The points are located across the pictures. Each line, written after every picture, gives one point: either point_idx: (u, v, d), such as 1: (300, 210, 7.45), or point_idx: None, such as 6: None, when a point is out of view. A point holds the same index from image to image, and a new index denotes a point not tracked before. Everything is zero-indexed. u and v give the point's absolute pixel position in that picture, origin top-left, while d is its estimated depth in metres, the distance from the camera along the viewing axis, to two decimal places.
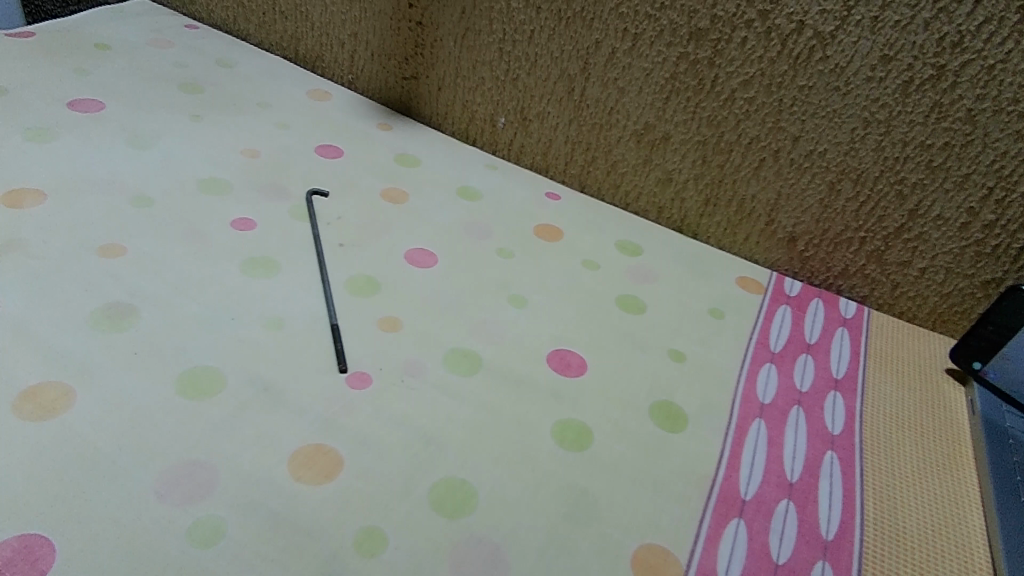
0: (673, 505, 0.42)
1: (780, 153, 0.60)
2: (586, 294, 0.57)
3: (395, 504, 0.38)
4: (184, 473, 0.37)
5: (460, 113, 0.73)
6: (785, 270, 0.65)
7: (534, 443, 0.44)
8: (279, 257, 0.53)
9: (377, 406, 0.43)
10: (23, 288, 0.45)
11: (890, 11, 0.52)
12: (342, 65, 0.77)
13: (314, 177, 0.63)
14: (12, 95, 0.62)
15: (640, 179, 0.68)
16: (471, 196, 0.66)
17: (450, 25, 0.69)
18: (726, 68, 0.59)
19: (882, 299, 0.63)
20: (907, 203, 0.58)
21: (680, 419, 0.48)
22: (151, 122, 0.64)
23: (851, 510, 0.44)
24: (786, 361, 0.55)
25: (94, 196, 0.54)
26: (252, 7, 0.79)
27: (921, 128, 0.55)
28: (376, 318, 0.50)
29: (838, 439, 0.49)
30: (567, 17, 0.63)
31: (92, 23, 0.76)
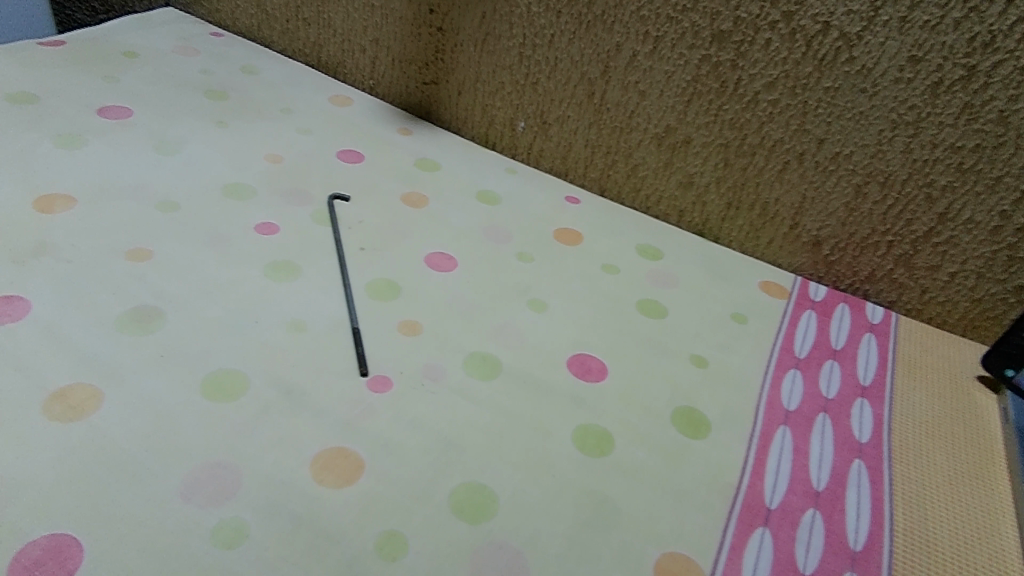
0: (695, 512, 0.41)
1: (805, 156, 0.59)
2: (606, 298, 0.57)
3: (415, 508, 0.38)
4: (207, 475, 0.38)
5: (479, 117, 0.73)
6: (809, 274, 0.64)
7: (555, 448, 0.43)
8: (301, 261, 0.54)
9: (397, 410, 0.44)
10: (53, 291, 0.46)
11: (919, 11, 0.51)
12: (363, 71, 0.78)
13: (335, 181, 0.63)
14: (43, 103, 0.63)
15: (661, 182, 0.67)
16: (491, 200, 0.66)
17: (470, 30, 0.69)
18: (749, 70, 0.58)
19: (910, 305, 0.61)
20: (937, 206, 0.56)
21: (702, 425, 0.47)
22: (177, 128, 0.65)
23: (880, 521, 0.43)
24: (812, 367, 0.54)
25: (121, 201, 0.55)
26: (275, 14, 0.80)
27: (951, 130, 0.53)
28: (396, 321, 0.50)
29: (866, 447, 0.48)
30: (588, 21, 0.63)
31: (120, 31, 0.78)
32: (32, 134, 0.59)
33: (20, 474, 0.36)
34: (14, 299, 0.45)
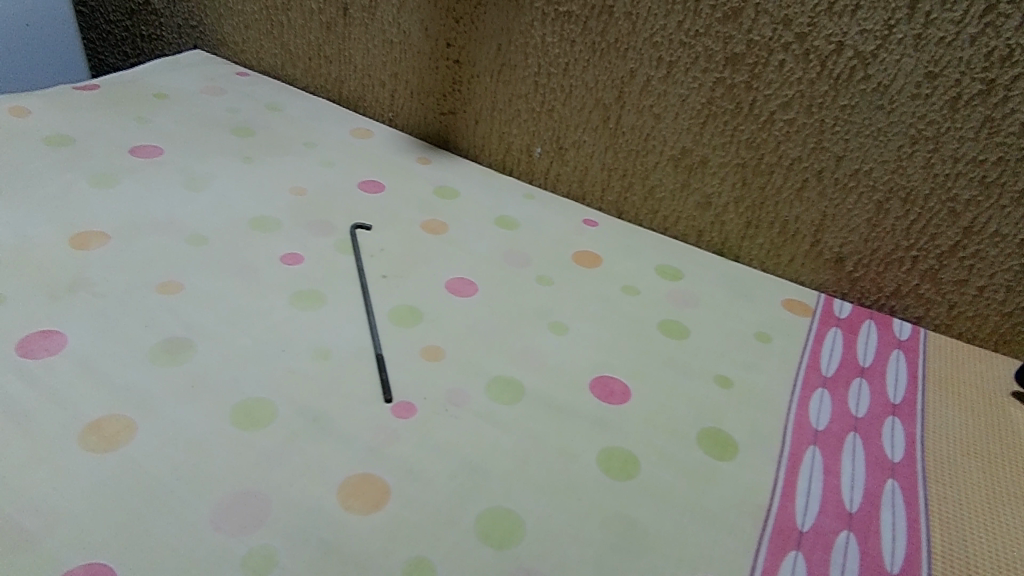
0: (726, 536, 0.41)
1: (824, 173, 0.59)
2: (627, 320, 0.57)
3: (442, 534, 0.38)
4: (237, 503, 0.38)
5: (496, 145, 0.75)
6: (834, 292, 0.64)
7: (580, 472, 0.43)
8: (325, 290, 0.55)
9: (422, 435, 0.44)
10: (89, 326, 0.48)
11: (934, 28, 0.51)
12: (382, 104, 0.80)
13: (358, 211, 0.65)
14: (79, 144, 0.66)
15: (679, 204, 0.68)
16: (509, 225, 0.67)
17: (487, 62, 0.71)
18: (764, 91, 0.59)
19: (938, 320, 0.60)
20: (961, 220, 0.56)
21: (729, 447, 0.46)
22: (205, 164, 0.67)
23: (917, 543, 0.42)
24: (839, 385, 0.53)
25: (153, 237, 0.57)
26: (298, 53, 0.82)
27: (972, 144, 0.53)
28: (419, 347, 0.50)
29: (899, 467, 0.47)
30: (601, 49, 0.64)
31: (150, 75, 0.81)
32: (69, 174, 0.62)
33: (57, 504, 0.37)
34: (52, 333, 0.47)
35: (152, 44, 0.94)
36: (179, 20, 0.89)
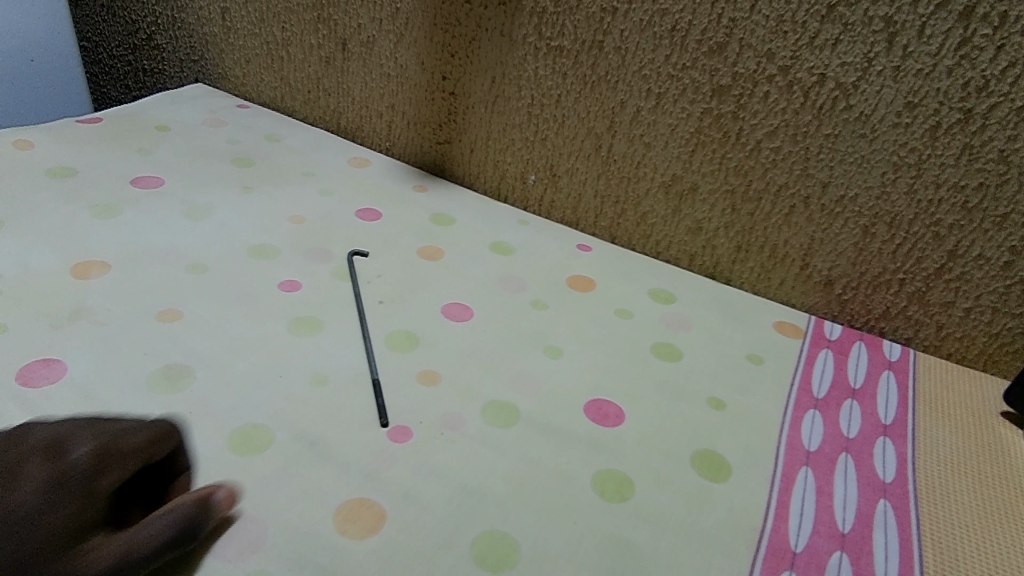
0: (720, 557, 0.41)
1: (810, 199, 0.61)
2: (621, 344, 0.57)
3: (438, 557, 0.39)
4: (235, 528, 0.39)
5: (491, 172, 0.76)
6: (824, 314, 0.65)
7: (576, 494, 0.44)
8: (323, 316, 0.55)
9: (419, 459, 0.44)
10: (89, 354, 0.48)
11: (912, 60, 0.53)
12: (380, 134, 0.82)
13: (355, 238, 0.66)
14: (82, 176, 0.67)
15: (670, 229, 0.69)
16: (504, 250, 0.68)
17: (481, 94, 0.72)
18: (750, 120, 0.61)
19: (927, 341, 0.62)
20: (945, 244, 0.57)
21: (722, 468, 0.47)
22: (205, 195, 0.68)
23: (909, 563, 0.42)
24: (831, 407, 0.54)
25: (154, 266, 0.58)
26: (297, 86, 0.85)
27: (953, 170, 0.55)
28: (415, 372, 0.51)
29: (891, 487, 0.47)
30: (592, 81, 0.66)
31: (152, 108, 0.83)
32: (71, 206, 0.63)
33: None
34: (53, 361, 0.47)
35: (155, 77, 0.97)
36: (181, 55, 0.92)
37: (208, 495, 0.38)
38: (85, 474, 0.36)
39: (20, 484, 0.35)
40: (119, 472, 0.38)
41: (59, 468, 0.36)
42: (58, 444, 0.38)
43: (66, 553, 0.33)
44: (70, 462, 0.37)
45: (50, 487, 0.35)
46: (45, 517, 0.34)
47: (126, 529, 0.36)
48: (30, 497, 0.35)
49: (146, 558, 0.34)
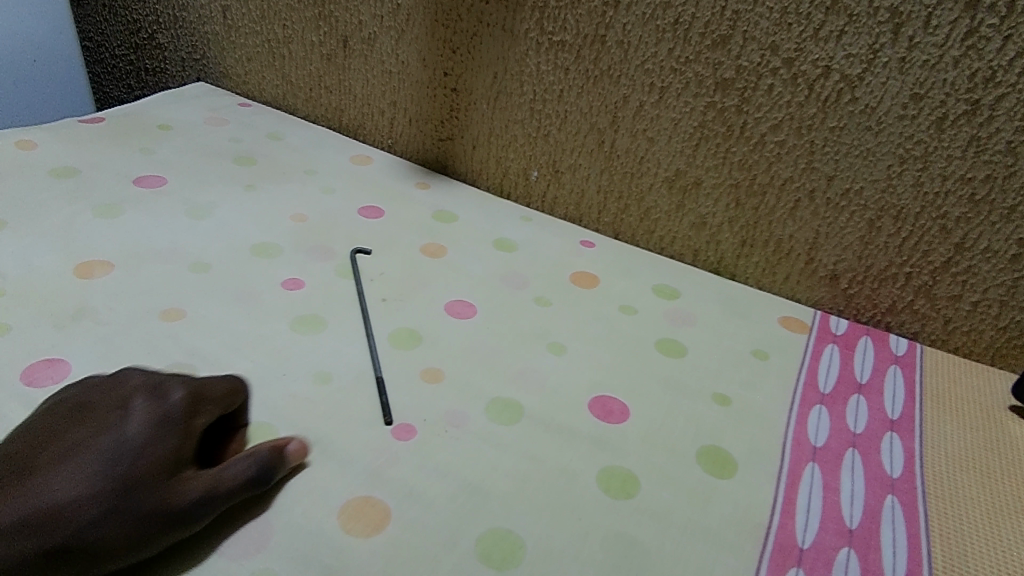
0: (726, 554, 0.41)
1: (815, 193, 0.60)
2: (626, 340, 0.57)
3: (442, 555, 0.39)
4: (238, 528, 0.39)
5: (494, 169, 0.76)
6: (830, 309, 0.64)
7: (580, 492, 0.43)
8: (325, 315, 0.55)
9: (422, 457, 0.44)
10: (93, 354, 0.48)
11: (918, 52, 0.52)
12: (382, 131, 0.81)
13: (358, 236, 0.66)
14: (84, 176, 0.67)
15: (674, 224, 0.69)
16: (507, 246, 0.68)
17: (483, 90, 0.72)
18: (754, 114, 0.60)
19: (934, 335, 0.61)
20: (952, 237, 0.57)
21: (728, 464, 0.47)
22: (207, 193, 0.68)
23: (918, 558, 0.42)
24: (837, 402, 0.53)
25: (157, 265, 0.58)
26: (299, 84, 0.84)
27: (960, 162, 0.54)
28: (419, 370, 0.51)
29: (898, 482, 0.47)
30: (594, 76, 0.66)
31: (154, 107, 0.83)
32: (74, 205, 0.63)
33: None
34: (56, 361, 0.47)
35: (156, 77, 0.97)
36: (183, 54, 0.92)
37: (282, 446, 0.41)
38: (182, 414, 0.40)
39: (127, 420, 0.39)
40: (206, 416, 0.41)
41: (159, 409, 0.40)
42: (157, 387, 0.41)
43: (164, 481, 0.37)
44: (169, 403, 0.40)
45: (152, 425, 0.39)
46: (149, 449, 0.37)
47: (210, 467, 0.39)
48: (135, 431, 0.38)
49: (229, 493, 0.38)
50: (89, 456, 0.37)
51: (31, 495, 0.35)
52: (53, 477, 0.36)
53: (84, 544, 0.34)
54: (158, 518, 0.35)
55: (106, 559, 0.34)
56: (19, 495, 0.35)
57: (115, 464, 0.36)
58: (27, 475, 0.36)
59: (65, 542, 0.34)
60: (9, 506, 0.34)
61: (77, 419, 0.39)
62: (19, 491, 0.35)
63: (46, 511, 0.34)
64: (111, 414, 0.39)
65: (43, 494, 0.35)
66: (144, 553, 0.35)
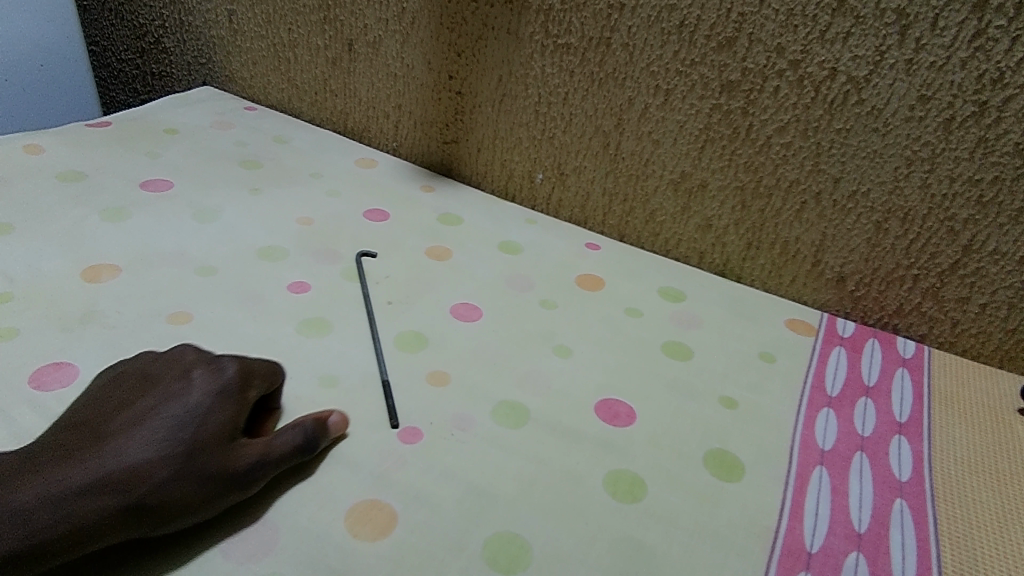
0: (734, 558, 0.41)
1: (822, 195, 0.60)
2: (631, 343, 0.57)
3: (449, 559, 0.38)
4: (246, 531, 0.39)
5: (499, 171, 0.76)
6: (836, 311, 0.64)
7: (587, 495, 0.43)
8: (331, 318, 0.55)
9: (428, 460, 0.44)
10: (100, 357, 0.49)
11: (925, 53, 0.52)
12: (387, 134, 0.82)
13: (363, 239, 0.66)
14: (91, 180, 0.68)
15: (679, 226, 0.69)
16: (512, 249, 0.68)
17: (488, 93, 0.72)
18: (760, 116, 0.60)
19: (942, 337, 0.61)
20: (960, 239, 0.56)
21: (735, 468, 0.47)
22: (214, 197, 0.68)
23: (927, 562, 0.41)
24: (845, 405, 0.53)
25: (164, 269, 0.58)
26: (304, 87, 0.85)
27: (967, 164, 0.54)
28: (425, 373, 0.51)
29: (907, 486, 0.47)
30: (599, 78, 0.66)
31: (161, 111, 0.83)
32: (81, 209, 0.63)
33: None
34: (64, 364, 0.47)
35: (163, 81, 0.97)
36: (189, 58, 0.92)
37: (324, 418, 0.44)
38: (237, 385, 0.43)
39: (189, 389, 0.41)
40: (257, 388, 0.44)
41: (217, 381, 0.42)
42: (212, 362, 0.44)
43: (227, 446, 0.39)
44: (225, 375, 0.43)
45: (212, 394, 0.41)
46: (210, 417, 0.40)
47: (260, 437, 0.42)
48: (196, 400, 0.40)
49: (282, 460, 0.40)
50: (154, 424, 0.39)
51: (102, 458, 0.36)
52: (123, 442, 0.38)
53: (155, 502, 0.36)
54: (221, 479, 0.38)
55: (174, 518, 0.36)
56: (95, 455, 0.37)
57: (180, 430, 0.39)
58: (96, 441, 0.38)
59: (137, 500, 0.35)
60: (82, 469, 0.36)
61: (139, 392, 0.41)
62: (89, 455, 0.37)
63: (118, 472, 0.36)
64: (174, 383, 0.42)
65: (114, 457, 0.36)
66: (208, 513, 0.37)
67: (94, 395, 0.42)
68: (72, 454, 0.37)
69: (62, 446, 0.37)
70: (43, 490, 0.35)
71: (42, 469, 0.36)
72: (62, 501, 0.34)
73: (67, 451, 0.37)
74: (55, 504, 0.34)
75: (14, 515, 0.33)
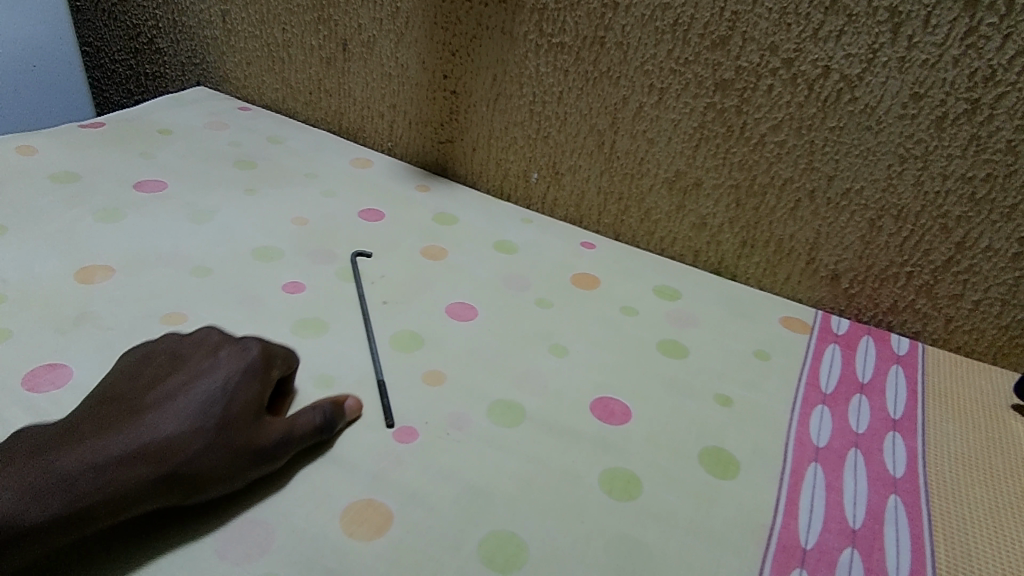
0: (730, 556, 0.41)
1: (816, 193, 0.60)
2: (627, 341, 0.57)
3: (445, 558, 0.39)
4: (242, 531, 0.39)
5: (494, 171, 0.76)
6: (831, 308, 0.64)
7: (583, 493, 0.43)
8: (327, 318, 0.55)
9: (425, 460, 0.44)
10: (94, 358, 0.48)
11: (917, 51, 0.52)
12: (381, 134, 0.82)
13: (358, 239, 0.66)
14: (84, 181, 0.67)
15: (674, 225, 0.69)
16: (508, 249, 0.68)
17: (483, 92, 0.72)
18: (754, 114, 0.60)
19: (936, 334, 0.61)
20: (953, 236, 0.57)
21: (731, 465, 0.47)
22: (208, 198, 0.68)
23: (921, 558, 0.42)
24: (839, 402, 0.53)
25: (158, 269, 0.58)
26: (298, 87, 0.84)
27: (960, 161, 0.54)
28: (420, 372, 0.51)
29: (901, 482, 0.47)
30: (594, 78, 0.66)
31: (155, 111, 0.83)
32: (74, 211, 0.63)
33: None
34: (58, 366, 0.47)
35: (156, 81, 0.97)
36: (182, 59, 0.92)
37: (341, 401, 0.46)
38: (262, 363, 0.44)
39: (219, 366, 0.43)
40: (279, 368, 0.46)
41: (245, 358, 0.44)
42: (237, 341, 0.45)
43: (257, 421, 0.41)
44: (250, 355, 0.44)
45: (239, 373, 0.43)
46: (238, 393, 0.42)
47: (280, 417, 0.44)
48: (225, 378, 0.42)
49: (306, 437, 0.43)
50: (188, 398, 0.40)
51: (139, 429, 0.38)
52: (157, 415, 0.39)
53: (192, 472, 0.38)
54: (249, 453, 0.40)
55: (209, 487, 0.38)
56: (132, 426, 0.38)
57: (212, 406, 0.40)
58: (131, 414, 0.39)
59: (177, 470, 0.37)
60: (121, 438, 0.37)
61: (168, 371, 0.43)
62: (127, 426, 0.38)
63: (155, 443, 0.37)
64: (204, 360, 0.43)
65: (153, 428, 0.38)
66: (237, 484, 0.39)
67: (123, 372, 0.43)
68: (108, 425, 0.38)
69: (98, 418, 0.39)
70: (84, 457, 0.35)
71: (82, 439, 0.37)
72: (104, 467, 0.35)
73: (104, 422, 0.38)
74: (97, 470, 0.35)
75: (58, 479, 0.34)
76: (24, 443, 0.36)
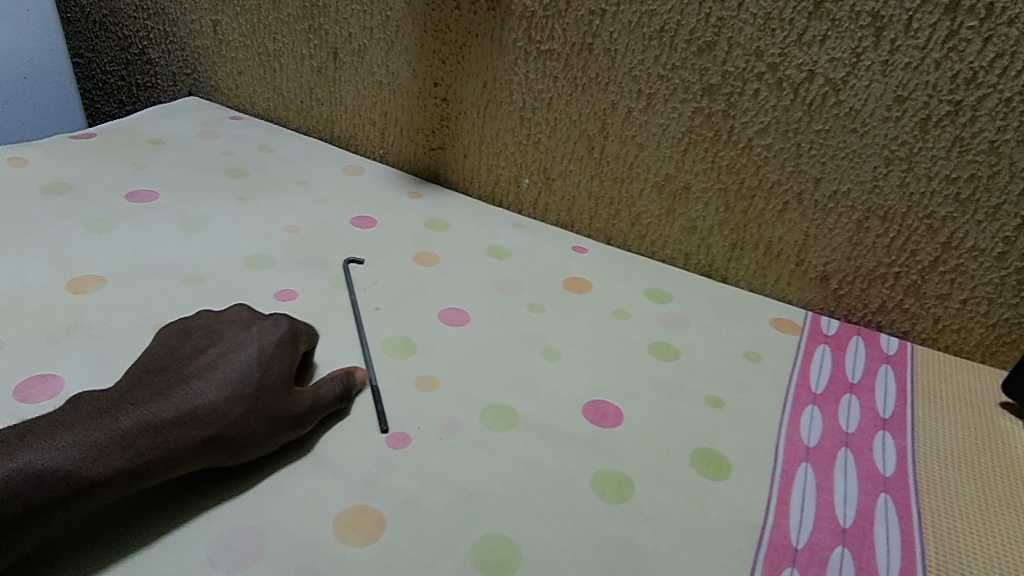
0: (721, 556, 0.41)
1: (803, 196, 0.61)
2: (619, 344, 0.58)
3: (438, 563, 0.39)
4: (234, 539, 0.39)
5: (485, 177, 0.77)
6: (821, 309, 0.65)
7: (576, 495, 0.44)
8: (320, 325, 0.56)
9: (418, 465, 0.44)
10: (86, 368, 0.48)
11: (900, 54, 0.53)
12: (373, 142, 0.82)
13: (351, 246, 0.66)
14: (75, 192, 0.67)
15: (665, 228, 0.69)
16: (499, 254, 0.68)
17: (473, 100, 0.73)
18: (740, 118, 0.61)
19: (925, 333, 0.62)
20: (939, 236, 0.57)
21: (723, 466, 0.47)
22: (200, 207, 0.68)
23: (911, 556, 0.42)
24: (830, 402, 0.54)
25: (150, 279, 0.58)
26: (290, 96, 0.85)
27: (944, 162, 0.55)
28: (413, 377, 0.51)
29: (891, 480, 0.47)
30: (582, 84, 0.66)
31: (147, 121, 0.83)
32: (65, 221, 0.63)
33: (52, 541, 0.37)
34: (49, 377, 0.47)
35: (148, 91, 0.98)
36: (174, 69, 0.92)
37: (353, 371, 0.49)
38: (290, 339, 0.48)
39: (253, 339, 0.46)
40: (304, 343, 0.49)
41: (276, 333, 0.47)
42: (266, 319, 0.48)
43: (288, 390, 0.45)
44: (281, 330, 0.47)
45: (273, 346, 0.46)
46: (272, 365, 0.45)
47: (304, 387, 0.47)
48: (261, 349, 0.45)
49: (331, 404, 0.46)
50: (229, 366, 0.43)
51: (187, 395, 0.41)
52: (201, 382, 0.42)
53: (236, 435, 0.41)
54: (284, 420, 0.43)
55: (249, 449, 0.41)
56: (180, 392, 0.41)
57: (250, 374, 0.43)
58: (177, 381, 0.42)
59: (224, 432, 0.40)
60: (170, 403, 0.40)
61: (206, 343, 0.46)
62: (176, 391, 0.41)
63: (202, 407, 0.40)
64: (237, 335, 0.46)
65: (200, 394, 0.41)
66: (273, 447, 0.43)
67: (164, 345, 0.46)
68: (159, 391, 0.40)
69: (146, 384, 0.41)
70: (139, 419, 0.38)
71: (136, 403, 0.39)
72: (159, 430, 0.38)
73: (152, 388, 0.41)
74: (152, 432, 0.38)
75: (119, 438, 0.37)
76: (83, 406, 0.39)
